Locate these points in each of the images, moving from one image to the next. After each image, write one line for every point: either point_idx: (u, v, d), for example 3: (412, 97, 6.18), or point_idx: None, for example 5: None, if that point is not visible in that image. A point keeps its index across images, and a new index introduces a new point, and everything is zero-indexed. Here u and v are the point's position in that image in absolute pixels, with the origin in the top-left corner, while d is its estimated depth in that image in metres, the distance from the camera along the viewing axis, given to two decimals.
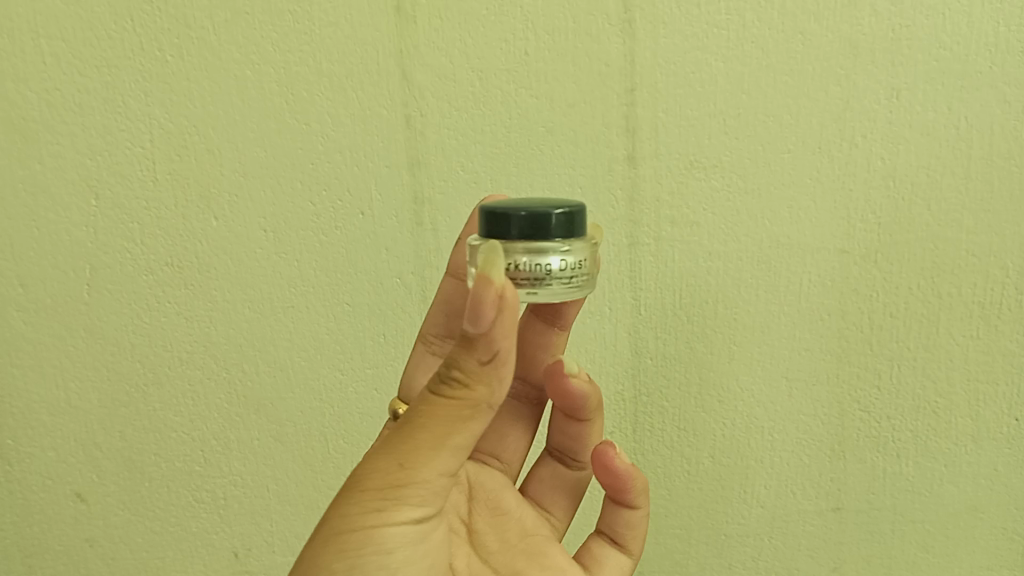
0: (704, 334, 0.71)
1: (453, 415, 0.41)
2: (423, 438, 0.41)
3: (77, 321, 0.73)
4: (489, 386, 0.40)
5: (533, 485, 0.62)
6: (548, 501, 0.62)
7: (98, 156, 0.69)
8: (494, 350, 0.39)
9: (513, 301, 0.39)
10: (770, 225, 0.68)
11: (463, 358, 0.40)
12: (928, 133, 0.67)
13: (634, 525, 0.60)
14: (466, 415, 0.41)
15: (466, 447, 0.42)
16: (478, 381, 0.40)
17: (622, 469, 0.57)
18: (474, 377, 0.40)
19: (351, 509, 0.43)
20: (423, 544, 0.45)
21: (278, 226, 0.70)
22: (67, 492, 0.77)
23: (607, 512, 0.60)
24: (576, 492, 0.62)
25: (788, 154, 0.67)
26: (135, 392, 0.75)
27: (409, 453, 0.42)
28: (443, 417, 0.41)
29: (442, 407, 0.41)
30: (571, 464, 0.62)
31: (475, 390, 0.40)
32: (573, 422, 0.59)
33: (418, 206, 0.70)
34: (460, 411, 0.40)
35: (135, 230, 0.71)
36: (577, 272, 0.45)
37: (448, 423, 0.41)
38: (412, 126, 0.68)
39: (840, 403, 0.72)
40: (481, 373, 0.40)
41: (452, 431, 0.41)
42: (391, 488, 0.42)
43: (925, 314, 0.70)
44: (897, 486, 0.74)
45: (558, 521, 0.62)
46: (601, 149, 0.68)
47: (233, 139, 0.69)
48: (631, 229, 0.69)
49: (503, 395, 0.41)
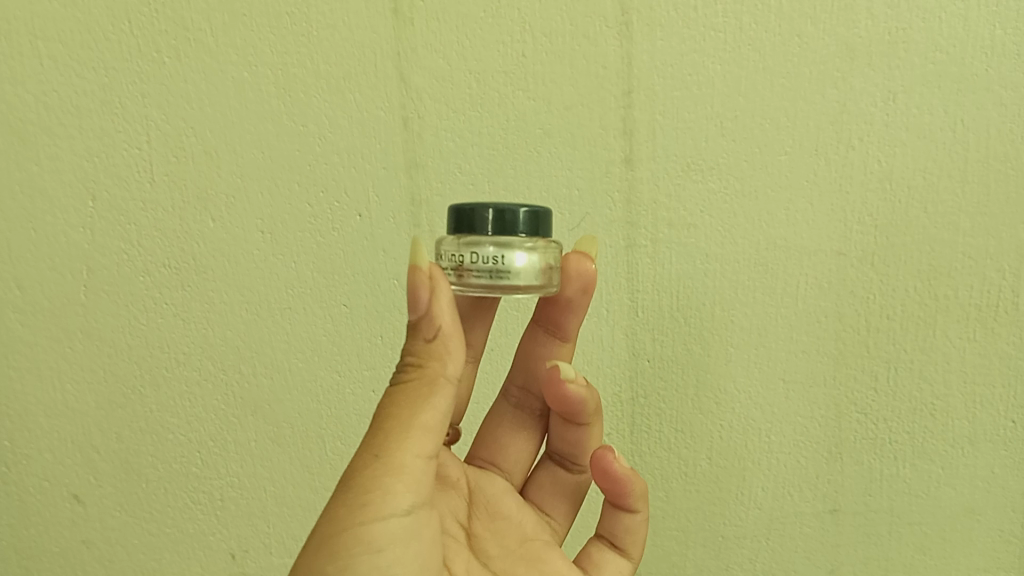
0: (701, 336, 0.71)
1: (414, 391, 0.44)
2: (394, 422, 0.44)
3: (75, 323, 0.73)
4: (441, 359, 0.45)
5: (533, 489, 0.62)
6: (548, 506, 0.61)
7: (96, 158, 0.69)
8: (436, 324, 0.45)
9: (443, 284, 0.45)
10: (767, 227, 0.69)
11: (413, 343, 0.45)
12: (925, 135, 0.67)
13: (634, 529, 0.60)
14: (427, 390, 0.44)
15: (437, 428, 0.44)
16: (428, 357, 0.45)
17: (621, 474, 0.57)
18: (424, 355, 0.45)
19: (339, 509, 0.43)
20: (416, 545, 0.45)
21: (276, 228, 0.70)
22: (64, 494, 0.77)
23: (607, 517, 0.60)
24: (576, 496, 0.62)
25: (784, 156, 0.67)
26: (132, 394, 0.75)
27: (385, 442, 0.43)
28: (406, 399, 0.44)
29: (403, 391, 0.45)
30: (571, 468, 0.62)
31: (428, 366, 0.45)
32: (573, 427, 0.59)
33: (416, 208, 0.70)
34: (419, 388, 0.44)
35: (132, 232, 0.71)
36: (541, 268, 0.48)
37: (413, 401, 0.44)
38: (409, 128, 0.68)
39: (837, 405, 0.72)
40: (431, 349, 0.45)
41: (418, 409, 0.44)
42: (374, 481, 0.43)
43: (921, 317, 0.70)
44: (894, 488, 0.74)
45: (558, 525, 0.61)
46: (599, 151, 0.68)
47: (231, 141, 0.69)
48: (628, 231, 0.69)
49: (457, 371, 0.45)
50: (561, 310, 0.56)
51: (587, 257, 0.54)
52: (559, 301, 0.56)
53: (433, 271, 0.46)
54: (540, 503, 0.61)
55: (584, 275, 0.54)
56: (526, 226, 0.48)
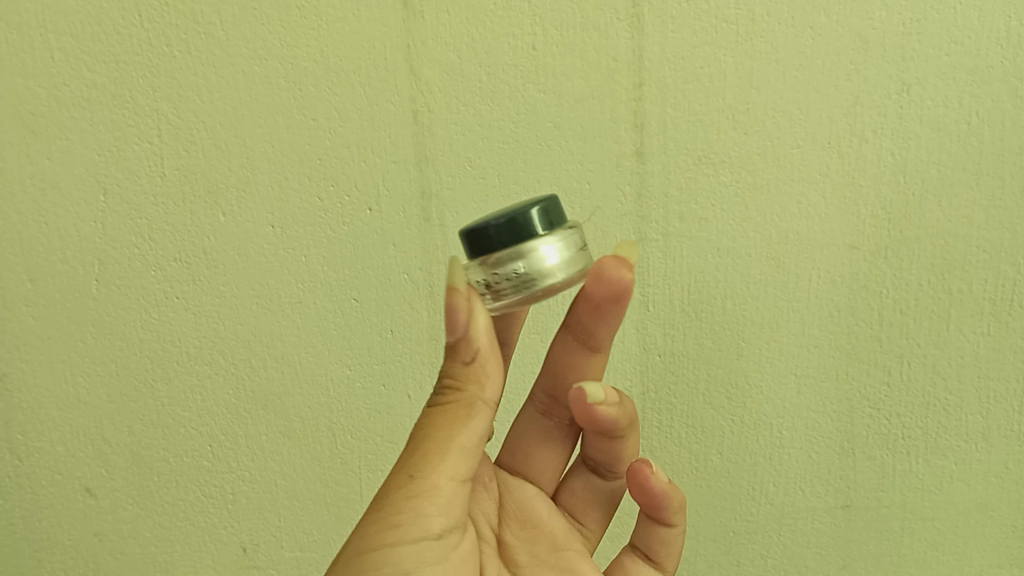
0: (713, 331, 0.71)
1: (450, 414, 0.44)
2: (430, 443, 0.44)
3: (86, 316, 0.73)
4: (479, 383, 0.44)
5: (565, 495, 0.60)
6: (581, 512, 0.60)
7: (107, 152, 0.69)
8: (477, 347, 0.44)
9: (482, 303, 0.44)
10: (779, 220, 0.68)
11: (450, 365, 0.45)
12: (939, 128, 0.66)
13: (669, 542, 0.59)
14: (463, 414, 0.44)
15: (471, 451, 0.45)
16: (466, 379, 0.44)
17: (659, 489, 0.56)
18: (461, 377, 0.44)
19: (371, 528, 0.43)
20: (447, 567, 0.46)
21: (286, 221, 0.70)
22: (75, 487, 0.78)
23: (643, 528, 0.60)
24: (609, 504, 0.60)
25: (797, 149, 0.67)
26: (143, 387, 0.75)
27: (418, 463, 0.44)
28: (440, 421, 0.44)
29: (439, 414, 0.45)
30: (604, 475, 0.60)
31: (465, 388, 0.44)
32: (607, 441, 0.56)
33: (425, 202, 0.69)
34: (456, 410, 0.44)
35: (143, 226, 0.71)
36: (570, 257, 0.45)
37: (447, 425, 0.44)
38: (419, 121, 0.68)
39: (849, 400, 0.72)
40: (469, 372, 0.44)
41: (452, 431, 0.44)
42: (405, 504, 0.43)
43: (935, 311, 0.69)
44: (907, 484, 0.74)
45: (591, 533, 0.60)
46: (610, 144, 0.67)
47: (241, 134, 0.69)
48: (639, 224, 0.69)
49: (494, 392, 0.45)
50: (592, 319, 0.51)
51: (624, 264, 0.47)
52: (587, 309, 0.51)
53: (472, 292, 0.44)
54: (574, 509, 0.59)
55: (616, 285, 0.47)
56: (543, 222, 0.44)
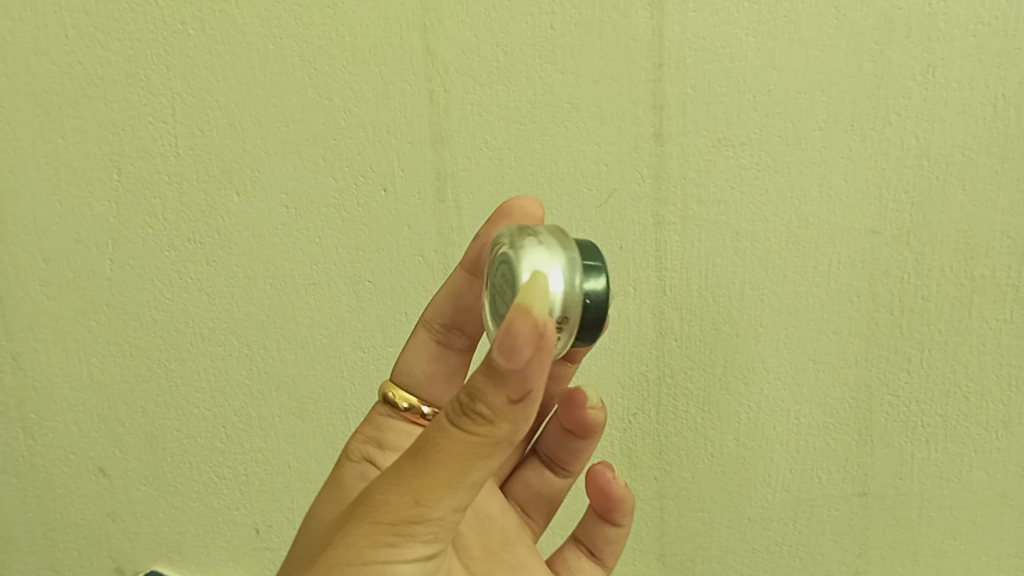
0: (730, 316, 0.70)
1: (471, 450, 0.37)
2: (443, 474, 0.38)
3: (100, 296, 0.74)
4: (514, 423, 0.37)
5: (518, 487, 0.65)
6: (530, 506, 0.65)
7: (121, 131, 0.70)
8: (524, 386, 0.35)
9: (554, 337, 0.35)
10: (799, 204, 0.67)
11: (490, 394, 0.36)
12: (965, 110, 0.64)
13: (614, 541, 0.65)
14: (486, 453, 0.37)
15: (480, 481, 0.40)
16: (503, 418, 0.36)
17: (618, 493, 0.62)
18: (497, 413, 0.36)
19: (361, 541, 0.41)
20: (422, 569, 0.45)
21: (300, 203, 0.70)
22: (91, 467, 0.81)
23: (591, 526, 0.65)
24: (556, 501, 0.66)
25: (818, 131, 0.65)
26: (156, 367, 0.77)
27: (425, 491, 0.39)
28: (462, 455, 0.37)
29: (458, 443, 0.37)
30: (558, 471, 0.65)
31: (500, 429, 0.37)
32: (572, 439, 0.63)
33: (441, 182, 0.69)
34: (481, 449, 0.37)
35: (157, 206, 0.71)
36: None
37: (465, 460, 0.38)
38: (435, 101, 0.67)
39: (867, 386, 0.71)
40: (509, 411, 0.36)
41: (469, 466, 0.38)
42: (403, 525, 0.40)
43: (956, 297, 0.68)
44: (925, 472, 0.73)
45: (537, 526, 0.65)
46: (628, 126, 0.66)
47: (256, 113, 0.68)
48: (657, 207, 0.68)
49: (526, 429, 0.38)
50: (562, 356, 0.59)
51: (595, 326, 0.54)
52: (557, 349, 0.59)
53: (546, 321, 0.35)
54: (523, 503, 0.65)
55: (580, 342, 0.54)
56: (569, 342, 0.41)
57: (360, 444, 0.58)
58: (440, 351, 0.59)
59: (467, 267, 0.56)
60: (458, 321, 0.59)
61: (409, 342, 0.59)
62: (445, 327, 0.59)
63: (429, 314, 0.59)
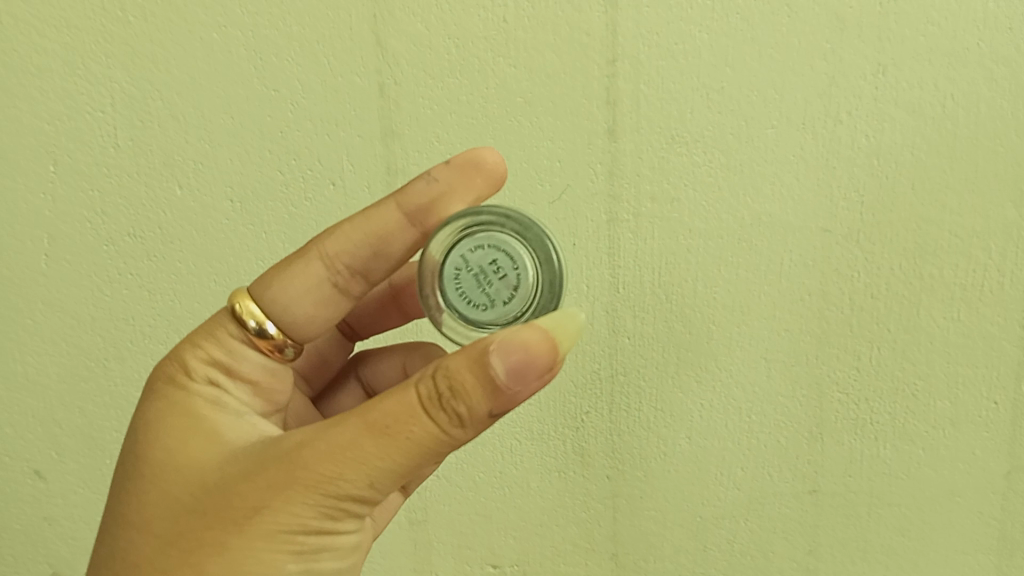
0: (682, 314, 0.70)
1: (438, 446, 0.38)
2: (407, 462, 0.38)
3: (35, 293, 0.72)
4: (480, 428, 0.38)
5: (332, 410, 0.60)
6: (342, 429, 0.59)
7: (57, 121, 0.67)
8: (510, 403, 0.37)
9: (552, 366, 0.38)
10: (752, 202, 0.67)
11: (476, 399, 0.37)
12: (915, 111, 0.64)
13: None
14: (448, 450, 0.38)
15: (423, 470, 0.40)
16: (477, 423, 0.37)
17: None
18: (474, 420, 0.37)
19: (296, 504, 0.38)
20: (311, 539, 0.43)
21: (245, 197, 0.68)
22: (27, 470, 0.78)
23: None
24: None
25: (771, 129, 0.65)
26: (96, 367, 0.74)
27: (383, 475, 0.38)
28: (429, 449, 0.38)
29: (430, 438, 0.37)
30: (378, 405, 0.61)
31: (470, 432, 0.38)
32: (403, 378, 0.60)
33: (391, 177, 0.67)
34: (447, 446, 0.38)
35: (95, 199, 0.69)
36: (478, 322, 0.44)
37: (429, 454, 0.38)
38: (385, 94, 0.65)
39: (818, 384, 0.71)
40: (484, 419, 0.38)
41: (429, 459, 0.38)
42: (348, 497, 0.38)
43: (906, 296, 0.68)
44: (875, 469, 0.74)
45: None
46: (582, 122, 0.65)
47: (200, 105, 0.66)
48: (610, 204, 0.67)
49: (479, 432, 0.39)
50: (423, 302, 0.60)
51: None
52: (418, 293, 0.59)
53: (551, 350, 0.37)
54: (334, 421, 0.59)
55: None
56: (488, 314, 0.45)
57: (203, 366, 0.46)
58: (334, 294, 0.49)
59: (407, 211, 0.49)
60: (369, 266, 0.49)
61: (300, 272, 0.48)
62: (348, 269, 0.49)
63: (334, 248, 0.48)
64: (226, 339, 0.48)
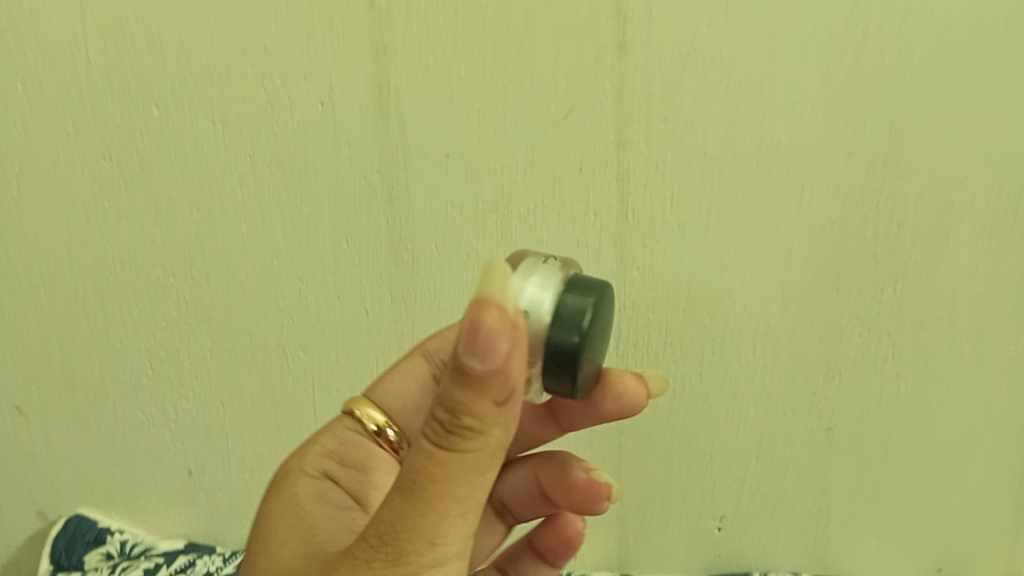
0: (696, 244, 0.66)
1: (467, 463, 0.32)
2: (449, 500, 0.32)
3: (7, 220, 0.70)
4: (504, 426, 0.33)
5: None
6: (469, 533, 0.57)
7: (20, 36, 0.63)
8: (505, 382, 0.32)
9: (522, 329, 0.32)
10: (771, 123, 0.62)
11: (472, 401, 0.32)
12: (949, 23, 0.58)
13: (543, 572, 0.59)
14: (484, 462, 0.33)
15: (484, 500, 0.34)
16: (491, 422, 0.32)
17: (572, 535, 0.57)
18: (486, 421, 0.32)
19: None
20: None
21: (227, 118, 0.64)
22: (6, 406, 0.77)
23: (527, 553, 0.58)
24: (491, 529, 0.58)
25: (795, 44, 0.59)
26: (70, 301, 0.72)
27: (438, 530, 0.33)
28: (464, 474, 0.32)
29: (455, 464, 0.32)
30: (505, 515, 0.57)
31: (491, 434, 0.32)
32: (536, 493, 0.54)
33: (382, 96, 0.62)
34: (479, 460, 0.33)
35: (66, 120, 0.65)
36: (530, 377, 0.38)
37: (466, 478, 0.33)
38: (375, 4, 0.60)
39: (838, 318, 0.67)
40: (496, 413, 0.32)
41: (469, 484, 0.33)
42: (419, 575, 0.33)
43: (932, 224, 0.64)
44: (894, 407, 0.70)
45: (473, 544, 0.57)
46: (587, 36, 0.60)
47: (171, 17, 0.61)
48: (620, 125, 0.62)
49: (512, 432, 0.34)
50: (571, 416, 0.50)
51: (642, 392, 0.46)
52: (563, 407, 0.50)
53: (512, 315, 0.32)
54: None
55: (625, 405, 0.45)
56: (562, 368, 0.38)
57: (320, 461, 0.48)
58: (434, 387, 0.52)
59: None
60: None
61: (401, 369, 0.52)
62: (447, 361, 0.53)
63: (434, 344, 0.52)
64: (341, 431, 0.51)
